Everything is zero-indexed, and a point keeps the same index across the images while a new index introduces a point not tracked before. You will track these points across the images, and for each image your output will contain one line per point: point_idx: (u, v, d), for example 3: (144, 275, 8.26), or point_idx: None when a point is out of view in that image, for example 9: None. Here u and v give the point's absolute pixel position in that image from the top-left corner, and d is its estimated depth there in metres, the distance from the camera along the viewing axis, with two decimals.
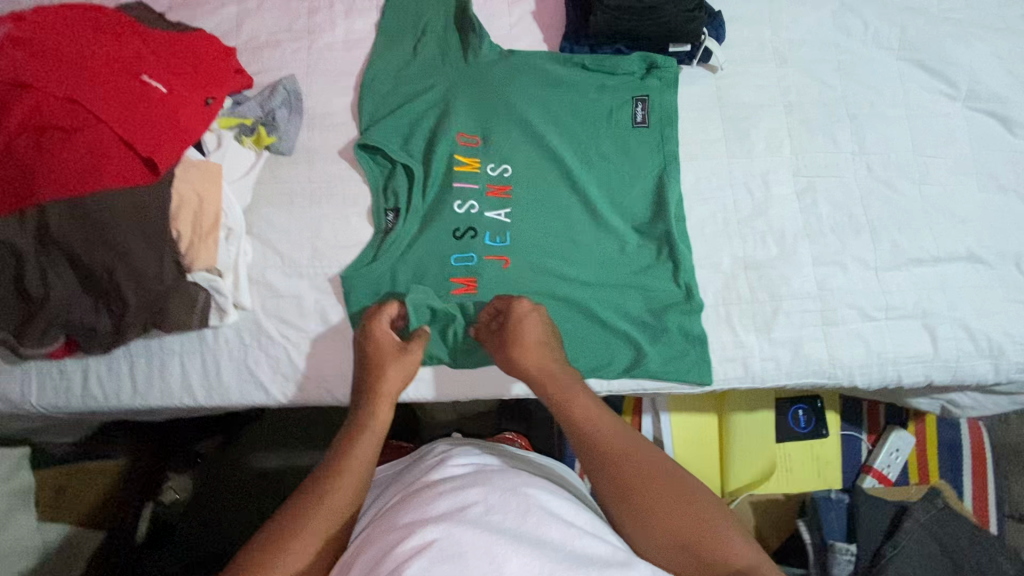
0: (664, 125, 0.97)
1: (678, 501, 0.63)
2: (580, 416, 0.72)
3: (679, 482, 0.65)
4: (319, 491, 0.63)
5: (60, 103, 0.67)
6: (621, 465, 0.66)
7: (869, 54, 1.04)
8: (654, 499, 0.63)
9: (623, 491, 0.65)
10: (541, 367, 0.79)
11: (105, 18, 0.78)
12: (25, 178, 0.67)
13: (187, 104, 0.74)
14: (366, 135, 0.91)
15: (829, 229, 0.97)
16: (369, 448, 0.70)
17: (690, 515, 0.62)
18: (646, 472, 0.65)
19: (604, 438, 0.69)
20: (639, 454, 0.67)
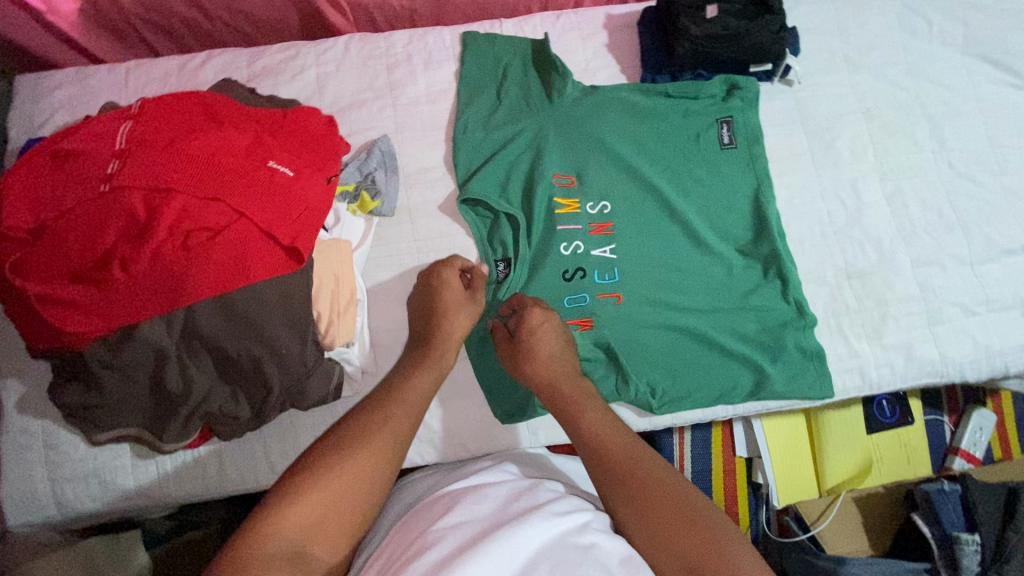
0: (752, 143, 0.98)
1: (690, 521, 0.56)
2: (593, 425, 0.68)
3: (694, 498, 0.59)
4: (377, 423, 0.62)
5: (203, 203, 0.66)
6: (629, 473, 0.62)
7: (935, 53, 1.06)
8: (664, 515, 0.57)
9: (629, 501, 0.60)
10: (549, 374, 0.76)
11: (215, 103, 0.76)
12: (176, 282, 0.66)
13: (314, 185, 0.74)
14: (466, 188, 0.91)
15: (922, 230, 0.99)
16: (424, 385, 0.69)
17: (700, 539, 0.55)
18: (656, 486, 0.60)
19: (615, 446, 0.65)
20: (654, 466, 0.62)
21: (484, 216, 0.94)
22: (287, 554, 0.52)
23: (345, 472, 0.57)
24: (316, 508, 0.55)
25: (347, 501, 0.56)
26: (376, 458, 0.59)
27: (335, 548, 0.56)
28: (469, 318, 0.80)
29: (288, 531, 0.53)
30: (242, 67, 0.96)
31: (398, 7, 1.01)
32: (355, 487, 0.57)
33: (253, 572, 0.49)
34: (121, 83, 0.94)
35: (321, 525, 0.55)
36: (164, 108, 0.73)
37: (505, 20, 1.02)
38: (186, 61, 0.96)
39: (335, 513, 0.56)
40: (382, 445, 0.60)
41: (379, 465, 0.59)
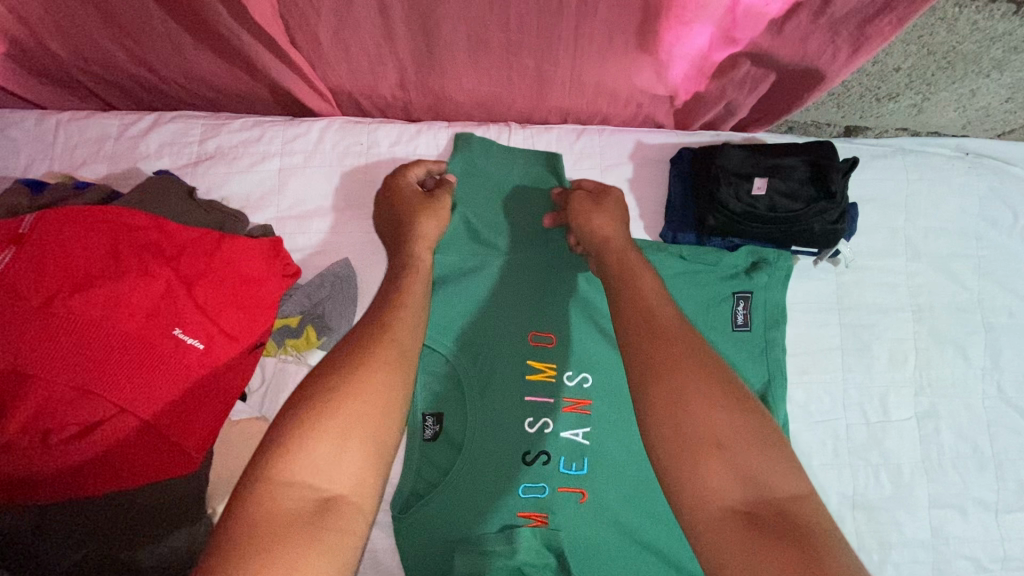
0: (770, 327, 0.83)
1: (731, 401, 0.50)
2: (639, 299, 0.57)
3: (739, 389, 0.52)
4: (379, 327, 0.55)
5: (74, 394, 0.53)
6: (662, 345, 0.53)
7: (1013, 251, 0.89)
8: (697, 389, 0.50)
9: (661, 370, 0.51)
10: (608, 234, 0.68)
11: (129, 230, 0.61)
12: (28, 485, 0.53)
13: (230, 359, 0.61)
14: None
15: (950, 464, 0.85)
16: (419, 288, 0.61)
17: (742, 424, 0.49)
18: (697, 367, 0.51)
19: (661, 321, 0.55)
20: (695, 344, 0.53)
21: (437, 370, 0.81)
22: (307, 501, 0.45)
23: (356, 391, 0.49)
24: (330, 445, 0.47)
25: (360, 433, 0.48)
26: (385, 372, 0.51)
27: (363, 478, 0.47)
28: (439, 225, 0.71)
29: (303, 474, 0.46)
30: (193, 143, 0.80)
31: (389, 96, 0.84)
32: (369, 405, 0.49)
33: (269, 523, 0.43)
34: (48, 141, 0.79)
35: (341, 459, 0.47)
36: (59, 235, 0.58)
37: (515, 128, 0.87)
38: (129, 124, 0.80)
39: (352, 443, 0.47)
40: (387, 352, 0.53)
41: (388, 385, 0.51)
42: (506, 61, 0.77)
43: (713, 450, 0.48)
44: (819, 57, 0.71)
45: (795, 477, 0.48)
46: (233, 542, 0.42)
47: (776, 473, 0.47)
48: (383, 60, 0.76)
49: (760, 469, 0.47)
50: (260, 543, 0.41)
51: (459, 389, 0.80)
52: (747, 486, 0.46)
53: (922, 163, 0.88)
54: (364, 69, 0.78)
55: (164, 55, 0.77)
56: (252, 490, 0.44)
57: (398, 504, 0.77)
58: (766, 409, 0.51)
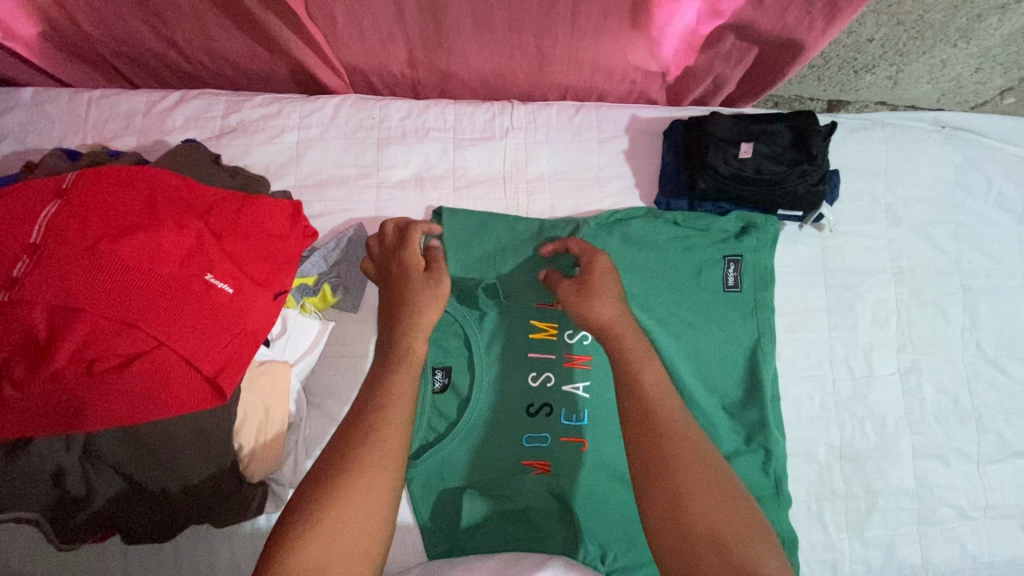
0: (759, 289, 0.88)
1: (724, 500, 0.60)
2: (647, 386, 0.65)
3: (731, 482, 0.62)
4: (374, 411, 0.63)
5: (117, 327, 0.58)
6: (664, 450, 0.61)
7: (988, 215, 0.94)
8: (698, 494, 0.59)
9: (669, 477, 0.60)
10: (614, 323, 0.69)
11: (161, 187, 0.67)
12: (76, 410, 0.58)
13: (257, 302, 0.66)
14: None
15: (932, 417, 0.90)
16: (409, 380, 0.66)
17: (733, 519, 0.59)
18: (698, 464, 0.61)
19: (666, 425, 0.63)
20: (694, 446, 0.62)
21: (446, 327, 0.85)
22: None
23: (351, 487, 0.57)
24: (322, 543, 0.54)
25: (355, 531, 0.56)
26: (372, 476, 0.58)
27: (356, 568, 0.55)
28: (437, 305, 0.72)
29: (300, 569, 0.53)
30: (216, 117, 0.86)
31: (398, 75, 0.90)
32: (362, 504, 0.57)
33: None
34: (81, 115, 0.85)
35: (335, 552, 0.54)
36: (100, 189, 0.63)
37: (517, 105, 0.92)
38: (156, 100, 0.86)
39: (342, 539, 0.55)
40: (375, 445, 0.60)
41: (373, 490, 0.58)
42: (508, 39, 0.82)
43: (714, 549, 0.57)
44: (797, 28, 0.76)
45: (774, 558, 0.58)
46: None
47: (760, 557, 0.57)
48: (393, 39, 0.82)
49: (746, 559, 0.57)
50: None
51: (466, 347, 0.84)
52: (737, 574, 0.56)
53: (900, 134, 0.94)
54: (375, 48, 0.84)
55: (190, 35, 0.83)
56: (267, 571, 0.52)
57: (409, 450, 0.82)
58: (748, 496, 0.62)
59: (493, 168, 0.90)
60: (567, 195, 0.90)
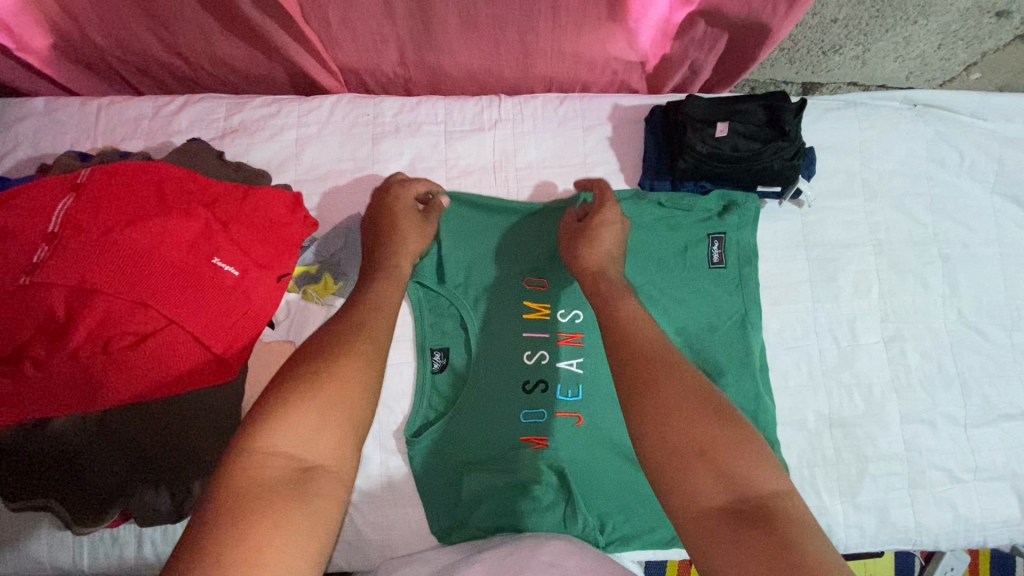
0: (743, 265, 0.91)
1: (709, 416, 0.55)
2: (623, 315, 0.65)
3: (719, 401, 0.57)
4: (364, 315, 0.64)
5: (130, 307, 0.61)
6: (641, 369, 0.59)
7: (962, 188, 0.98)
8: (678, 407, 0.55)
9: (645, 394, 0.57)
10: (602, 264, 0.74)
11: (168, 179, 0.71)
12: (93, 386, 0.61)
13: (261, 284, 0.70)
14: (418, 277, 0.87)
15: (918, 383, 0.92)
16: (393, 291, 0.71)
17: (719, 430, 0.54)
18: (678, 376, 0.58)
19: (638, 345, 0.61)
20: (674, 363, 0.59)
21: (443, 310, 0.89)
22: (289, 467, 0.50)
23: (335, 375, 0.56)
24: (308, 421, 0.53)
25: (339, 412, 0.55)
26: (360, 361, 0.58)
27: (340, 451, 0.53)
28: (418, 241, 0.81)
29: (287, 445, 0.51)
30: (219, 118, 0.91)
31: (391, 73, 0.95)
32: (346, 388, 0.56)
33: (256, 485, 0.48)
34: (91, 121, 0.90)
35: (320, 433, 0.53)
36: (112, 183, 0.68)
37: (505, 97, 0.96)
38: (162, 104, 0.91)
39: (327, 419, 0.54)
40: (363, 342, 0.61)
41: (361, 372, 0.58)
42: (492, 35, 0.87)
43: (695, 457, 0.52)
44: (763, 12, 0.80)
45: (775, 473, 0.52)
46: (225, 497, 0.47)
47: (756, 470, 0.52)
48: (384, 38, 0.87)
49: (738, 468, 0.52)
50: (249, 502, 0.47)
51: (463, 329, 0.88)
52: (731, 486, 0.51)
53: (873, 113, 0.98)
54: (368, 48, 0.89)
55: (192, 42, 0.88)
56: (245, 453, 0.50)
57: (411, 429, 0.85)
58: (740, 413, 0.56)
59: (484, 158, 0.93)
60: (556, 181, 0.93)
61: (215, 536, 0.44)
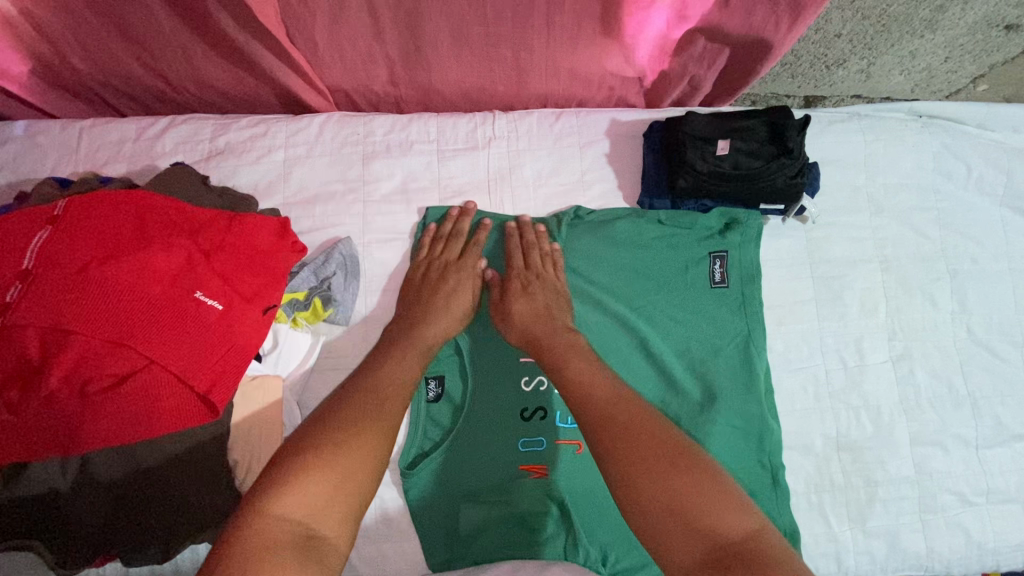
0: (746, 284, 0.88)
1: (671, 466, 0.56)
2: (576, 377, 0.68)
3: (684, 447, 0.58)
4: (377, 390, 0.66)
5: (108, 348, 0.59)
6: (606, 428, 0.60)
7: (970, 201, 0.95)
8: (641, 462, 0.57)
9: (612, 456, 0.58)
10: (529, 332, 0.77)
11: (149, 210, 0.68)
12: (69, 433, 0.58)
13: (246, 318, 0.67)
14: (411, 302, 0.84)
15: (928, 404, 0.90)
16: (415, 362, 0.73)
17: (687, 479, 0.55)
18: (638, 430, 0.59)
19: (597, 405, 0.63)
20: (637, 416, 0.61)
21: None
22: (297, 534, 0.51)
23: (343, 447, 0.57)
24: (311, 491, 0.54)
25: (345, 483, 0.55)
26: (370, 434, 0.60)
27: (345, 522, 0.54)
28: (445, 327, 0.79)
29: (293, 512, 0.52)
30: (205, 140, 0.88)
31: (381, 91, 0.92)
32: (354, 460, 0.57)
33: (262, 552, 0.48)
34: (72, 145, 0.87)
35: (325, 501, 0.54)
36: (89, 216, 0.65)
37: (499, 114, 0.93)
38: (145, 126, 0.88)
39: (336, 488, 0.55)
40: (376, 417, 0.62)
41: (370, 446, 0.59)
42: (485, 53, 0.84)
43: (665, 509, 0.54)
44: (764, 27, 0.77)
45: (744, 512, 0.53)
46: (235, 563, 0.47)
47: (728, 513, 0.53)
48: (374, 57, 0.84)
49: (710, 517, 0.53)
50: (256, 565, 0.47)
51: (459, 354, 0.85)
52: (704, 535, 0.52)
53: (877, 126, 0.96)
54: (357, 67, 0.86)
55: (176, 64, 0.85)
56: (252, 519, 0.51)
57: (405, 461, 0.82)
58: (707, 458, 0.58)
59: (478, 177, 0.91)
60: (553, 200, 0.91)
61: None
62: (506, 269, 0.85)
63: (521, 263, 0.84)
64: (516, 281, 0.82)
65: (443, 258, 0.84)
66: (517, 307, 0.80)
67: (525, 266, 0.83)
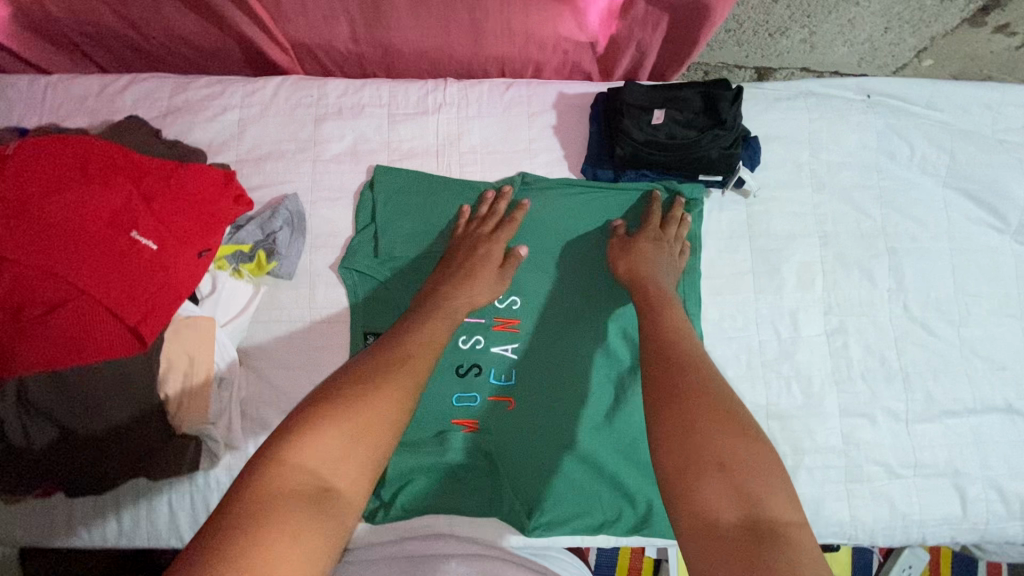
0: (685, 255, 0.90)
1: (733, 437, 0.57)
2: (653, 333, 0.70)
3: (743, 417, 0.59)
4: (405, 349, 0.67)
5: (42, 277, 0.63)
6: (676, 380, 0.62)
7: (912, 180, 0.97)
8: (704, 424, 0.58)
9: (671, 409, 0.60)
10: (637, 276, 0.80)
11: (94, 153, 0.71)
12: (3, 354, 0.62)
13: (181, 259, 0.71)
14: (349, 261, 0.86)
15: (859, 375, 0.91)
16: (441, 327, 0.73)
17: (739, 447, 0.56)
18: (709, 389, 0.61)
19: (678, 358, 0.65)
20: (706, 377, 0.63)
21: (376, 297, 0.87)
22: (310, 484, 0.53)
23: (373, 404, 0.59)
24: (330, 441, 0.55)
25: (366, 442, 0.57)
26: (395, 391, 0.61)
27: (360, 481, 0.56)
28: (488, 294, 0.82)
29: (310, 462, 0.54)
30: (163, 99, 0.91)
31: (342, 51, 0.95)
32: (381, 416, 0.59)
33: (274, 497, 0.51)
34: (37, 98, 0.90)
35: (343, 457, 0.55)
36: (36, 155, 0.68)
37: (450, 82, 0.96)
38: (108, 83, 0.92)
39: (359, 445, 0.56)
40: (399, 378, 0.63)
41: (392, 407, 0.60)
42: (440, 15, 0.87)
43: (715, 469, 0.55)
44: None
45: (786, 502, 0.53)
46: (245, 503, 0.50)
47: (768, 491, 0.53)
48: (334, 14, 0.87)
49: (754, 490, 0.53)
50: (260, 510, 0.49)
51: (397, 311, 0.86)
52: (743, 505, 0.52)
53: (823, 104, 0.98)
54: (319, 24, 0.89)
55: (145, 17, 0.89)
56: (264, 466, 0.53)
57: None
58: (766, 437, 0.58)
59: (427, 141, 0.93)
60: (498, 166, 0.93)
61: (229, 534, 0.47)
62: (641, 226, 0.87)
63: (655, 225, 0.86)
64: (652, 233, 0.85)
65: (475, 236, 0.85)
66: (632, 253, 0.83)
67: (660, 228, 0.86)
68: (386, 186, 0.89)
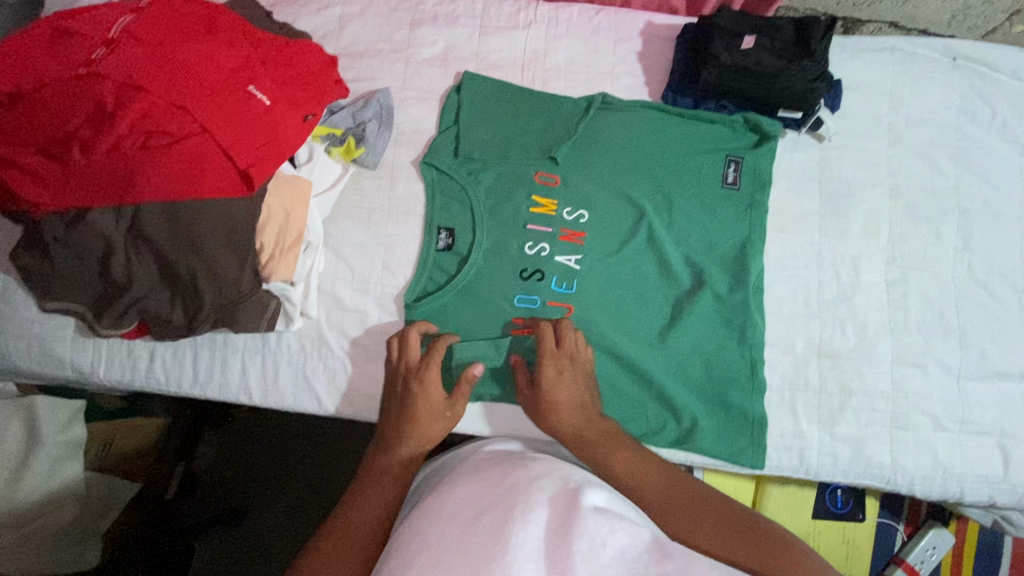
0: (757, 189, 0.92)
1: (752, 534, 0.62)
2: (628, 466, 0.71)
3: (751, 515, 0.65)
4: (407, 422, 0.77)
5: (171, 110, 0.68)
6: (674, 496, 0.67)
7: (990, 144, 0.97)
8: (719, 525, 0.63)
9: (681, 518, 0.64)
10: (569, 415, 0.78)
11: (218, 16, 0.76)
12: (125, 178, 0.68)
13: (288, 118, 0.75)
14: (432, 157, 0.90)
15: (915, 326, 0.92)
16: (432, 411, 0.78)
17: (761, 539, 0.61)
18: (711, 503, 0.66)
19: (661, 481, 0.69)
20: (702, 493, 0.68)
21: (453, 195, 0.91)
22: None
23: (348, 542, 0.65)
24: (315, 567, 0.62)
25: (365, 519, 0.67)
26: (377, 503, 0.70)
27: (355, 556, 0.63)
28: (444, 425, 0.79)
29: None
30: None
31: None
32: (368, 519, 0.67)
33: None
34: None
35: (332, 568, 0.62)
36: (169, 9, 0.74)
37: (542, 3, 0.99)
38: None
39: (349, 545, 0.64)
40: (392, 473, 0.74)
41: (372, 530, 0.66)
42: None
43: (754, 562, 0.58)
44: None
45: (814, 559, 0.58)
46: None
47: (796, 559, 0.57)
48: None
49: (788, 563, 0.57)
50: None
51: (470, 209, 0.90)
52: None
53: (908, 61, 0.99)
54: None
55: None
56: None
57: (411, 295, 0.88)
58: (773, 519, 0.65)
59: (514, 55, 0.96)
60: (581, 85, 0.96)
61: None
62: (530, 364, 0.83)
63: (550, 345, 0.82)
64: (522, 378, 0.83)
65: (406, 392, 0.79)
66: (551, 385, 0.80)
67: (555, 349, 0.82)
68: (472, 92, 0.93)
